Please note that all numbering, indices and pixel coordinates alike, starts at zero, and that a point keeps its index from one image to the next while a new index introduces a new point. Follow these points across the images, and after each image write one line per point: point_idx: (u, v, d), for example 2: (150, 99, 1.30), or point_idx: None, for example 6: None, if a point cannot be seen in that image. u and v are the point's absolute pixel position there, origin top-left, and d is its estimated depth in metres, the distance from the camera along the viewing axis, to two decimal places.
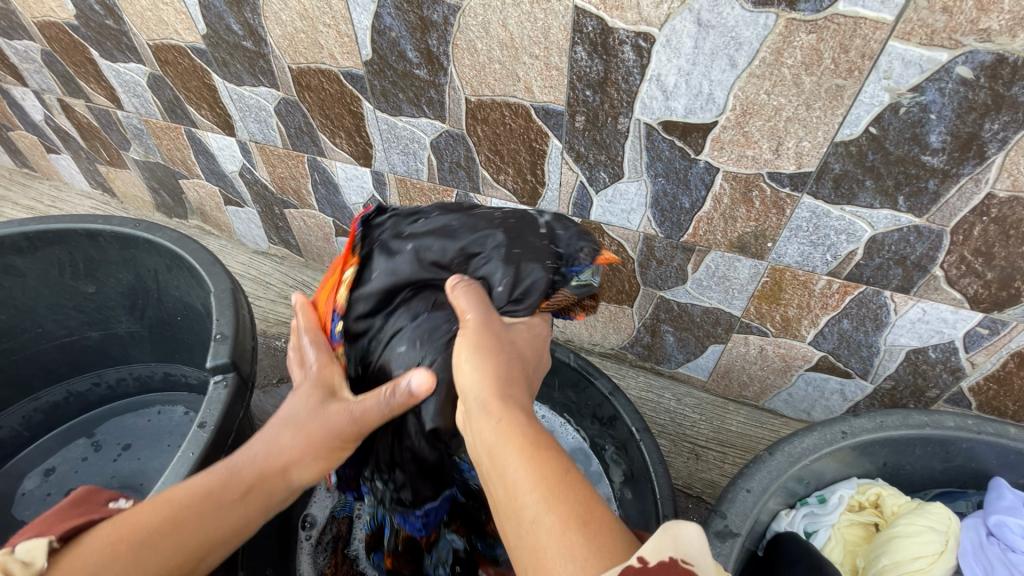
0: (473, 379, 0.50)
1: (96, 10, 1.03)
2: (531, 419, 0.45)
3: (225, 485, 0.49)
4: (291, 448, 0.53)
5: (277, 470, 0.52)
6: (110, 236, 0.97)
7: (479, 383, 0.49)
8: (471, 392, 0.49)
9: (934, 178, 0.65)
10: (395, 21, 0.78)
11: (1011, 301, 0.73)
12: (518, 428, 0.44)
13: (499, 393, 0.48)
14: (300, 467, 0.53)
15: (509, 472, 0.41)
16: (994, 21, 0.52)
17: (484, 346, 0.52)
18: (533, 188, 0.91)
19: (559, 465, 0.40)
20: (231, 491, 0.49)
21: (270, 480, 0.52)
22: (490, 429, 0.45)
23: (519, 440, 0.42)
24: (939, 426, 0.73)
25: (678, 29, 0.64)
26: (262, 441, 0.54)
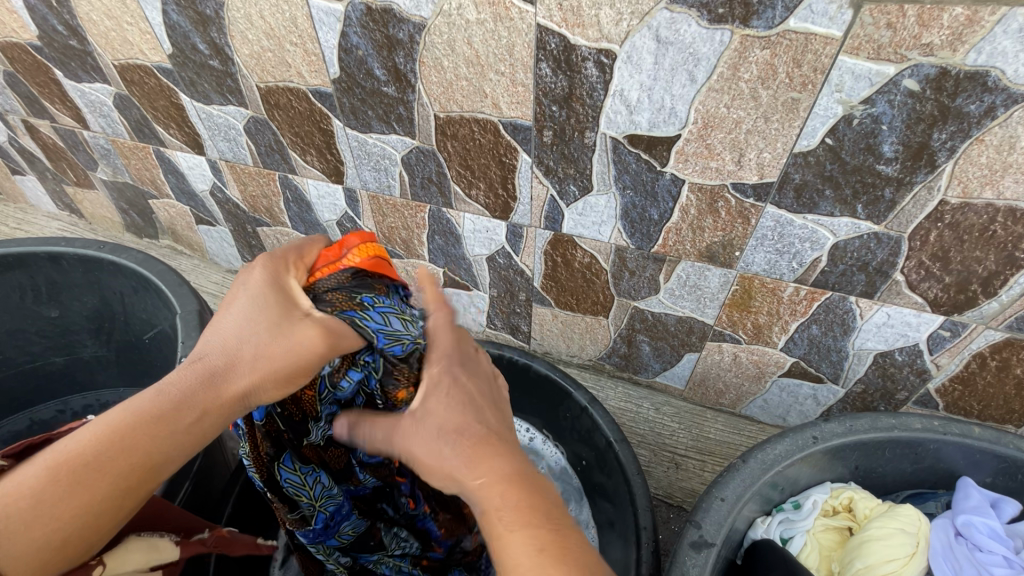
0: (427, 459, 0.48)
1: (60, 31, 1.01)
2: (510, 482, 0.44)
3: (174, 408, 0.46)
4: (246, 370, 0.49)
5: (238, 395, 0.49)
6: (73, 259, 0.95)
7: (442, 447, 0.47)
8: (440, 468, 0.46)
9: (889, 186, 0.67)
10: (361, 39, 0.78)
11: (970, 304, 0.75)
12: (507, 496, 0.43)
13: (473, 456, 0.46)
14: (263, 392, 0.50)
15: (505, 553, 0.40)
16: (935, 36, 0.54)
17: (421, 423, 0.51)
18: (504, 202, 0.92)
19: (547, 530, 0.41)
20: (186, 414, 0.46)
21: (227, 406, 0.48)
22: (481, 506, 0.43)
23: (513, 511, 0.42)
24: (907, 428, 0.74)
25: (638, 46, 0.65)
26: (217, 364, 0.49)
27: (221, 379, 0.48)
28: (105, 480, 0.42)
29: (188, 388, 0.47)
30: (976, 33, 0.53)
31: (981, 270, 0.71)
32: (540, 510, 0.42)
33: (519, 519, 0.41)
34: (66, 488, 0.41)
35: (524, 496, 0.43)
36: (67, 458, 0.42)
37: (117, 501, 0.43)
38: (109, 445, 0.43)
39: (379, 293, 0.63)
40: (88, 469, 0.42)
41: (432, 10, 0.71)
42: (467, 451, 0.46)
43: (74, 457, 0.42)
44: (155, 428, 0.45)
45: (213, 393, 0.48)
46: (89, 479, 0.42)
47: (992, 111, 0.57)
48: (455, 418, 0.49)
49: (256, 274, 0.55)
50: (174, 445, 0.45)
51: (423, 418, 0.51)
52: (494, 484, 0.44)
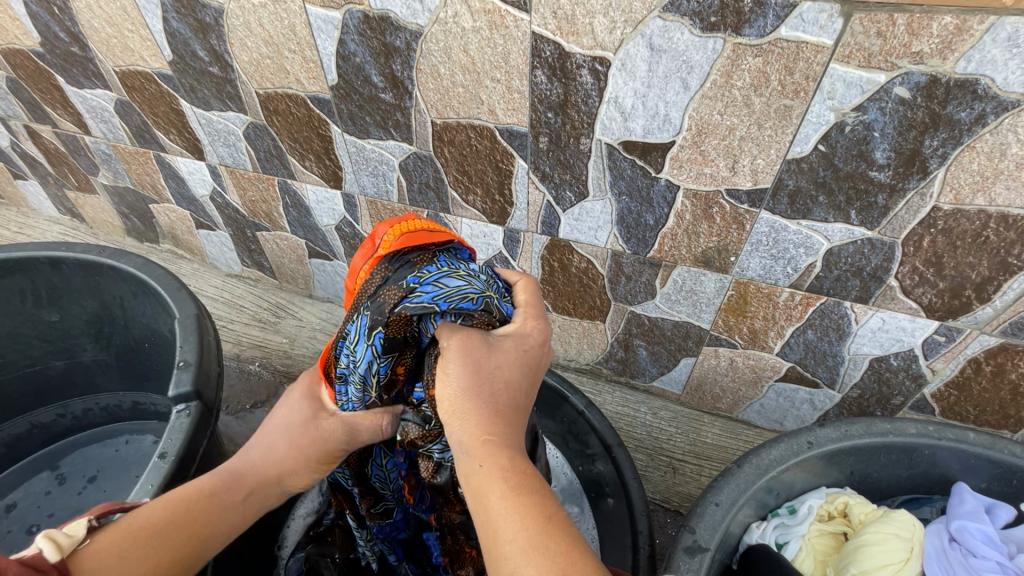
0: (456, 378, 0.49)
1: (62, 38, 1.02)
2: (515, 459, 0.45)
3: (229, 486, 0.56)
4: (283, 459, 0.58)
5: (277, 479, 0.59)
6: (73, 263, 0.96)
7: (468, 393, 0.48)
8: (460, 401, 0.48)
9: (882, 192, 0.67)
10: (359, 47, 0.79)
11: (964, 309, 0.75)
12: (513, 462, 0.44)
13: (497, 415, 0.48)
14: (295, 477, 0.59)
15: (493, 517, 0.41)
16: (925, 44, 0.54)
17: (482, 347, 0.51)
18: (502, 207, 0.93)
19: (543, 511, 0.41)
20: (234, 494, 0.56)
21: (268, 487, 0.58)
22: (478, 459, 0.45)
23: (510, 479, 0.43)
24: (902, 433, 0.74)
25: (632, 53, 0.65)
26: (260, 456, 0.59)
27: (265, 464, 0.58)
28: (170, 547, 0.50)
29: (236, 473, 0.58)
30: (966, 42, 0.53)
31: (975, 276, 0.71)
32: (540, 492, 0.43)
33: (515, 488, 0.42)
34: (141, 549, 0.48)
35: (527, 471, 0.44)
36: (146, 523, 0.50)
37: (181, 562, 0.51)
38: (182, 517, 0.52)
39: (422, 264, 0.56)
40: (160, 537, 0.50)
41: (429, 19, 0.72)
42: (492, 406, 0.48)
43: (152, 524, 0.50)
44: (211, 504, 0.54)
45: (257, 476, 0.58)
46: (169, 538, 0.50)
47: (983, 118, 0.57)
48: (510, 372, 0.51)
49: (296, 385, 0.64)
50: (226, 520, 0.55)
51: (483, 346, 0.52)
52: (503, 449, 0.45)
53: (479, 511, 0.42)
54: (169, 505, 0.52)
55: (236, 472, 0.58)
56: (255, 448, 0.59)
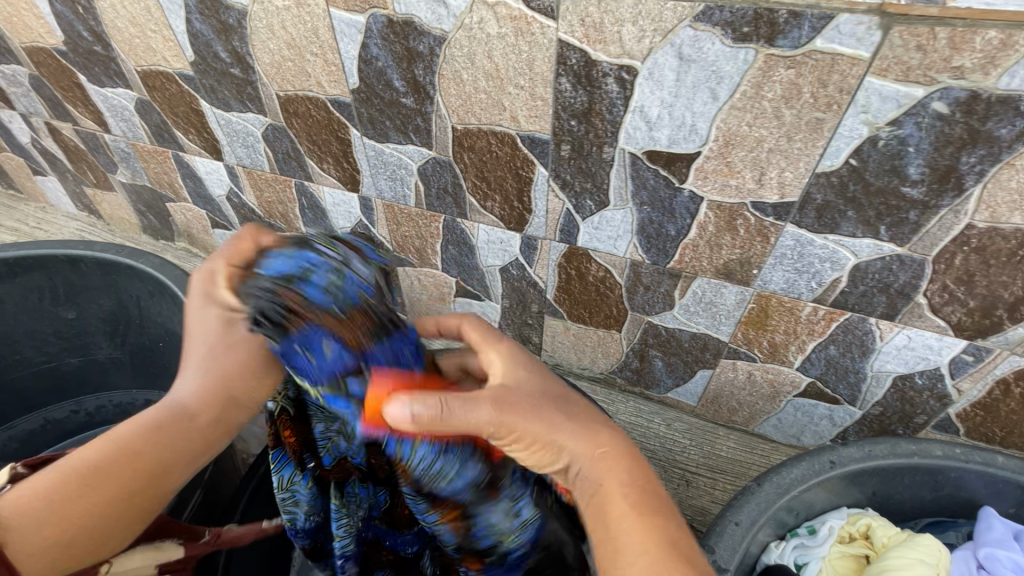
0: (537, 428, 0.50)
1: (85, 37, 1.02)
2: (626, 470, 0.51)
3: (171, 420, 0.51)
4: (228, 376, 0.53)
5: (228, 399, 0.53)
6: (91, 262, 0.96)
7: (553, 417, 0.51)
8: (558, 436, 0.50)
9: (914, 209, 0.65)
10: (382, 51, 0.78)
11: (994, 329, 0.73)
12: (624, 472, 0.50)
13: (587, 429, 0.52)
14: (245, 393, 0.54)
15: (620, 535, 0.47)
16: (966, 59, 0.53)
17: (509, 392, 0.51)
18: (520, 214, 0.92)
19: (667, 528, 0.47)
20: (182, 422, 0.51)
21: (216, 410, 0.53)
22: (598, 481, 0.50)
23: (631, 496, 0.49)
24: (927, 454, 0.72)
25: (660, 63, 0.64)
26: (199, 382, 0.52)
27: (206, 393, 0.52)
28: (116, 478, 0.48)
29: (175, 402, 0.52)
30: (1010, 57, 0.52)
31: (1008, 296, 0.69)
32: (660, 509, 0.48)
33: (634, 506, 0.48)
34: (74, 495, 0.47)
35: (642, 483, 0.50)
36: (78, 465, 0.48)
37: (124, 499, 0.48)
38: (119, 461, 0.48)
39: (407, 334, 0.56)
40: (94, 475, 0.47)
41: (454, 24, 0.71)
42: (581, 423, 0.52)
43: (85, 464, 0.48)
44: (159, 441, 0.50)
45: (198, 406, 0.52)
46: (103, 478, 0.47)
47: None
48: (552, 387, 0.54)
49: (199, 291, 0.53)
50: (169, 456, 0.50)
51: (511, 391, 0.51)
52: (615, 462, 0.51)
53: (606, 530, 0.48)
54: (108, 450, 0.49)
55: (179, 403, 0.52)
56: (189, 372, 0.53)
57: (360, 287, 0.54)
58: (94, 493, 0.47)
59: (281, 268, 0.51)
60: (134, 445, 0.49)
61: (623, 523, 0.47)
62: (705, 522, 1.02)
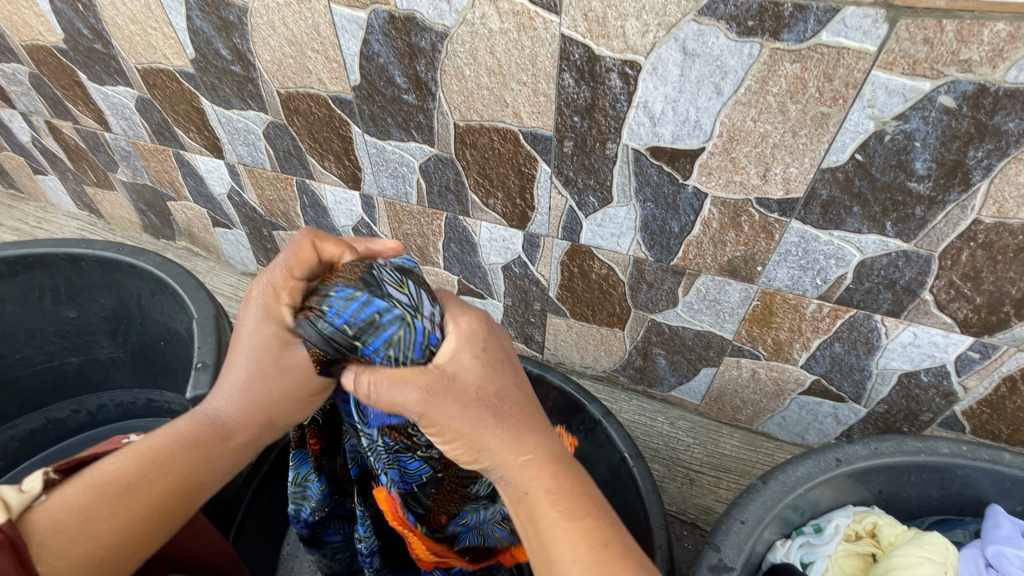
0: (460, 424, 0.48)
1: (85, 35, 1.02)
2: (558, 473, 0.48)
3: (209, 438, 0.52)
4: (267, 400, 0.53)
5: (262, 422, 0.54)
6: (92, 261, 0.96)
7: (474, 418, 0.48)
8: (482, 437, 0.49)
9: (920, 204, 0.65)
10: (383, 47, 0.78)
11: (1001, 325, 0.73)
12: (555, 477, 0.48)
13: (517, 431, 0.49)
14: (280, 417, 0.54)
15: (549, 545, 0.45)
16: (974, 52, 0.52)
17: (446, 386, 0.48)
18: (522, 211, 0.91)
19: (598, 536, 0.45)
20: (216, 442, 0.52)
21: (251, 433, 0.53)
22: (523, 486, 0.48)
23: (559, 501, 0.47)
24: (934, 452, 0.72)
25: (664, 57, 0.64)
26: (239, 402, 0.53)
27: (243, 408, 0.53)
28: (148, 496, 0.48)
29: (213, 417, 0.53)
30: (1018, 50, 0.51)
31: (1015, 292, 0.69)
32: (591, 513, 0.47)
33: (564, 513, 0.46)
34: (108, 512, 0.46)
35: (571, 487, 0.48)
36: (114, 480, 0.48)
37: (154, 518, 0.48)
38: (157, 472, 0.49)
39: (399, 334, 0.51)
40: (129, 492, 0.47)
41: (456, 20, 0.71)
42: (512, 426, 0.49)
43: (121, 479, 0.48)
44: (194, 453, 0.51)
45: (233, 420, 0.53)
46: (137, 494, 0.48)
47: None
48: (493, 380, 0.50)
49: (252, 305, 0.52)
50: (201, 475, 0.51)
51: (449, 380, 0.48)
52: (540, 468, 0.48)
53: (534, 534, 0.47)
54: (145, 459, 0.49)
55: (215, 419, 0.52)
56: (228, 389, 0.53)
57: (417, 344, 0.51)
58: (127, 511, 0.47)
59: (348, 314, 0.50)
60: (170, 461, 0.50)
61: (553, 531, 0.46)
62: (709, 520, 1.05)
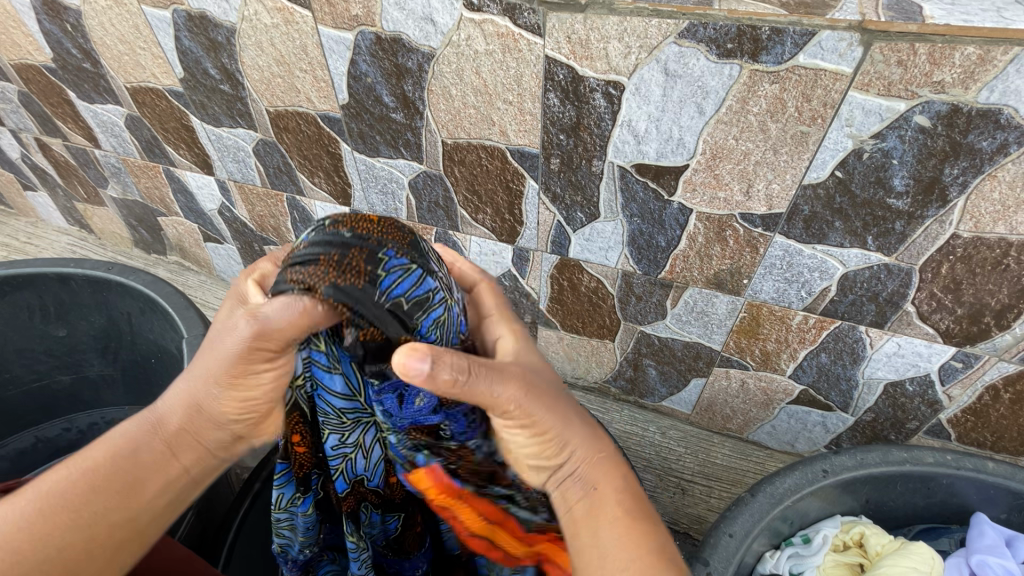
0: (553, 416, 0.48)
1: (73, 55, 1.02)
2: (620, 477, 0.51)
3: (144, 439, 0.50)
4: (203, 386, 0.49)
5: (197, 412, 0.50)
6: (81, 279, 0.96)
7: (563, 416, 0.49)
8: (568, 432, 0.49)
9: (900, 219, 0.66)
10: (371, 67, 0.79)
11: (982, 335, 0.74)
12: (617, 481, 0.50)
13: (591, 433, 0.51)
14: (215, 403, 0.50)
15: (608, 545, 0.47)
16: (947, 74, 0.54)
17: (540, 380, 0.49)
18: (511, 226, 0.92)
19: (655, 539, 0.48)
20: (154, 439, 0.50)
21: (191, 425, 0.51)
22: (593, 483, 0.50)
23: (624, 501, 0.49)
24: (919, 462, 0.73)
25: (646, 78, 0.65)
26: (179, 392, 0.50)
27: (183, 401, 0.50)
28: (80, 504, 0.46)
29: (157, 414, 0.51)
30: (988, 72, 0.52)
31: (994, 303, 0.70)
32: (646, 517, 0.49)
33: (627, 514, 0.48)
34: (39, 522, 0.45)
35: (632, 489, 0.51)
36: (47, 494, 0.47)
37: (87, 528, 0.47)
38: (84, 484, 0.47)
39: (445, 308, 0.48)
40: (63, 501, 0.46)
41: (442, 41, 0.72)
42: (588, 426, 0.51)
43: (53, 492, 0.47)
44: (127, 459, 0.49)
45: (173, 413, 0.50)
46: (68, 505, 0.46)
47: (1005, 148, 0.56)
48: (564, 382, 0.53)
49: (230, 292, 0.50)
50: (140, 478, 0.49)
51: (538, 375, 0.49)
52: (609, 469, 0.50)
53: (592, 534, 0.48)
54: (73, 472, 0.47)
55: (158, 413, 0.51)
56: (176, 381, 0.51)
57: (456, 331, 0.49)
58: (56, 521, 0.46)
59: (401, 289, 0.43)
60: (105, 466, 0.48)
61: (611, 531, 0.47)
62: (701, 530, 1.01)
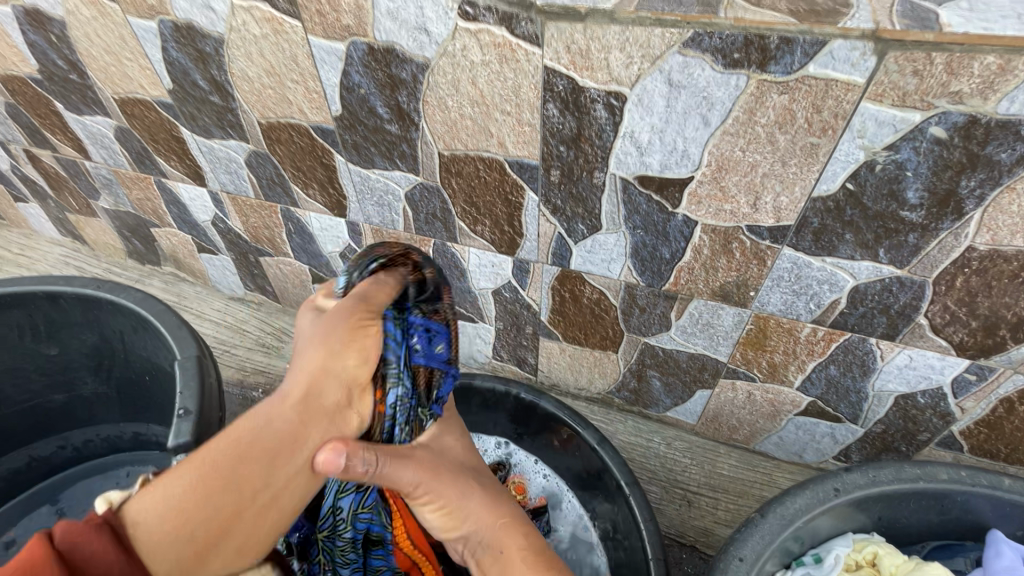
0: (449, 487, 0.59)
1: (59, 66, 0.99)
2: (528, 530, 0.60)
3: (278, 411, 0.49)
4: (323, 357, 0.52)
5: (321, 382, 0.51)
6: (71, 298, 0.93)
7: (457, 488, 0.59)
8: (465, 501, 0.59)
9: (914, 232, 0.64)
10: (364, 78, 0.76)
11: (998, 348, 0.72)
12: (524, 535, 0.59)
13: (492, 497, 0.61)
14: (340, 368, 0.53)
15: None
16: (965, 84, 0.51)
17: (437, 459, 0.61)
18: (511, 238, 0.90)
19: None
20: (287, 408, 0.49)
21: (318, 394, 0.51)
22: (499, 546, 0.58)
23: (528, 557, 0.57)
24: (932, 479, 0.71)
25: (649, 89, 0.62)
26: (308, 365, 0.52)
27: (313, 371, 0.51)
28: (222, 473, 0.44)
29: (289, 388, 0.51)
30: (1009, 82, 0.50)
31: (1010, 316, 0.68)
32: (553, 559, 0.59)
33: (535, 556, 0.58)
34: (186, 493, 0.44)
35: (538, 546, 0.59)
36: (194, 466, 0.45)
37: (231, 500, 0.44)
38: (234, 450, 0.45)
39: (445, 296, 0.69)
40: (208, 472, 0.44)
41: (436, 51, 0.69)
42: (489, 492, 0.62)
43: (198, 465, 0.45)
44: (264, 428, 0.47)
45: (302, 387, 0.50)
46: (211, 475, 0.44)
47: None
48: (467, 456, 0.65)
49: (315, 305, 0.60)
50: (276, 449, 0.47)
51: (435, 455, 0.61)
52: (513, 528, 0.60)
53: None
54: (224, 441, 0.46)
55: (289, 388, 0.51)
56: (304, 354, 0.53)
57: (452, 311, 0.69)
58: (201, 492, 0.44)
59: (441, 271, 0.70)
60: (245, 435, 0.47)
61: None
62: (708, 543, 1.03)
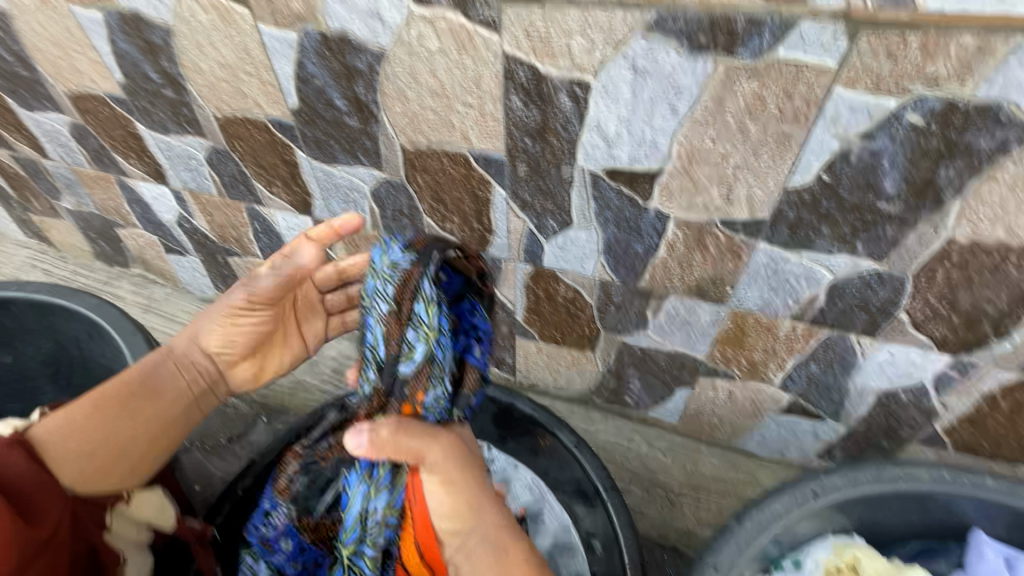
0: (467, 478, 0.62)
1: (7, 60, 0.95)
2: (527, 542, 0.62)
3: (157, 368, 0.74)
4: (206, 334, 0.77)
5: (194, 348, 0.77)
6: (23, 303, 0.89)
7: (476, 480, 0.63)
8: (479, 495, 0.63)
9: (891, 224, 0.61)
10: (319, 69, 0.72)
11: (980, 343, 0.69)
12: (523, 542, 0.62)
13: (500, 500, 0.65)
14: (213, 341, 0.77)
15: None
16: (941, 67, 0.48)
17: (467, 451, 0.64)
18: (481, 235, 0.86)
19: None
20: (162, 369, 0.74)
21: (193, 356, 0.77)
22: (503, 548, 0.60)
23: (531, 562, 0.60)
24: (916, 480, 0.68)
25: (614, 76, 0.59)
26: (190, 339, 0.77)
27: (190, 344, 0.77)
28: (115, 408, 0.69)
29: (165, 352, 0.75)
30: (987, 64, 0.47)
31: (992, 310, 0.65)
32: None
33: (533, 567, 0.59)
34: (88, 421, 0.67)
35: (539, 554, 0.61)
36: (101, 400, 0.69)
37: (130, 427, 0.69)
38: (121, 395, 0.70)
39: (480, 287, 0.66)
40: (113, 407, 0.69)
41: (392, 39, 0.65)
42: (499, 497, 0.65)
43: (99, 399, 0.68)
44: (143, 381, 0.72)
45: (201, 352, 0.77)
46: (106, 407, 0.68)
47: (1005, 147, 0.51)
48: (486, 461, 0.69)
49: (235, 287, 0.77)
50: (156, 398, 0.72)
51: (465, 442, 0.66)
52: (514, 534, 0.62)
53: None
54: (115, 381, 0.71)
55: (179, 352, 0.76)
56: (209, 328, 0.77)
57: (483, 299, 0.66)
58: (99, 421, 0.67)
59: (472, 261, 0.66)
60: (127, 379, 0.72)
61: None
62: (690, 543, 1.01)
